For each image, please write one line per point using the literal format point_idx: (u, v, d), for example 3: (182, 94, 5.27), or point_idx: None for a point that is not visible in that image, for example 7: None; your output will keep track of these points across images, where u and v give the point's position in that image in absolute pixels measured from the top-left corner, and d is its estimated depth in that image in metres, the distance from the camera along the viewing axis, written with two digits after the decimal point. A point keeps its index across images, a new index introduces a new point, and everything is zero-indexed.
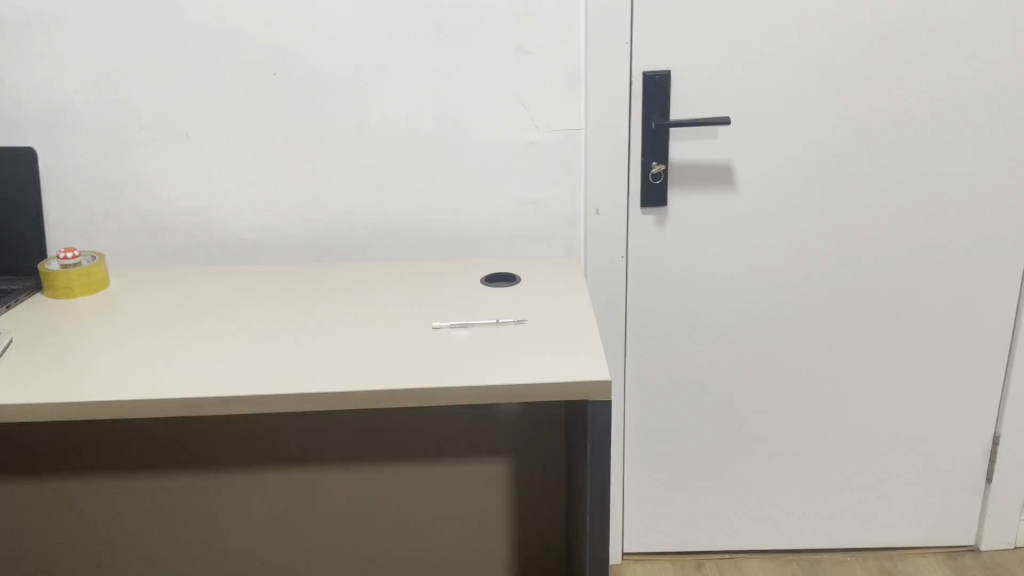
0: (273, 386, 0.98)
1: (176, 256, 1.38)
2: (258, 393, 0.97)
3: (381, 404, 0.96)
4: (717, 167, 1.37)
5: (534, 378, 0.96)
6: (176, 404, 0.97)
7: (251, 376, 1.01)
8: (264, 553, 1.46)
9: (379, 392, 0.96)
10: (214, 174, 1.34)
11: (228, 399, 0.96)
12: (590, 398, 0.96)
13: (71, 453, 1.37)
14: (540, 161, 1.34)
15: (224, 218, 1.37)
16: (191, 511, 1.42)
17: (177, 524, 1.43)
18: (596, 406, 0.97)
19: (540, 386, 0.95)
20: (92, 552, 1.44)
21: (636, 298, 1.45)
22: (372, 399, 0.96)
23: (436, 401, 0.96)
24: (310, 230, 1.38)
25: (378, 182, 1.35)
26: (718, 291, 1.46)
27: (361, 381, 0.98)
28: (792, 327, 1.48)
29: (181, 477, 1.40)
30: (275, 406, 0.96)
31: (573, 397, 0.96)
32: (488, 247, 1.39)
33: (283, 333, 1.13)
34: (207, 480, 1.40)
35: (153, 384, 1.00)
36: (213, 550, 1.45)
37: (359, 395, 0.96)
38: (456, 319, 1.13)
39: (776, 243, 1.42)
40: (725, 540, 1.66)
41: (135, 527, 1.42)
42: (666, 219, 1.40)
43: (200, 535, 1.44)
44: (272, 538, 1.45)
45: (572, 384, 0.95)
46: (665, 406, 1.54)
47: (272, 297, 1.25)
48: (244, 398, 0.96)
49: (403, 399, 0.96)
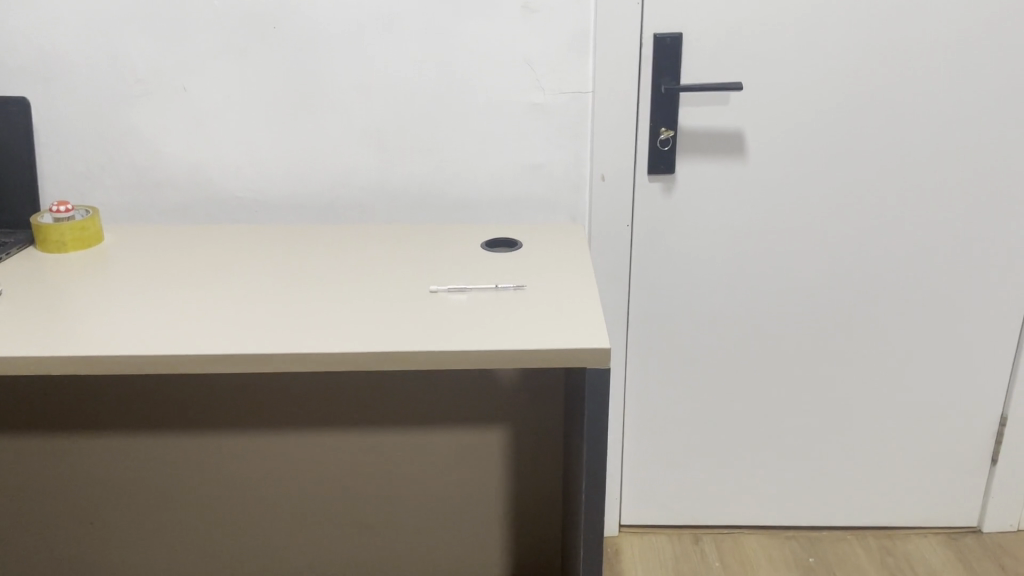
0: (266, 346, 0.95)
1: (174, 213, 1.36)
2: (248, 353, 0.94)
3: (374, 366, 0.94)
4: (727, 133, 1.33)
5: (532, 345, 0.93)
6: (166, 362, 0.95)
7: (244, 335, 0.99)
8: (258, 514, 1.45)
9: (372, 356, 0.93)
10: (211, 129, 1.31)
11: (220, 358, 0.94)
12: (588, 366, 0.93)
13: (63, 411, 1.36)
14: (545, 125, 1.31)
15: (221, 175, 1.34)
16: (184, 472, 1.41)
17: (169, 484, 1.42)
18: (595, 376, 0.94)
19: (537, 353, 0.92)
20: (86, 510, 1.43)
21: (640, 268, 1.42)
22: (366, 361, 0.94)
23: (431, 366, 0.93)
24: (311, 189, 1.35)
25: (378, 143, 1.32)
26: (723, 262, 1.42)
27: (355, 343, 0.95)
28: (797, 300, 1.46)
29: (173, 438, 1.39)
30: (266, 366, 0.94)
31: (570, 365, 0.93)
32: (491, 211, 1.36)
33: (278, 293, 1.10)
34: (201, 441, 1.39)
35: (145, 340, 0.98)
36: (207, 511, 1.44)
37: (350, 358, 0.94)
38: (454, 283, 1.10)
39: (785, 213, 1.39)
40: (723, 515, 1.64)
41: (130, 487, 1.42)
42: (673, 187, 1.36)
43: (193, 496, 1.43)
44: (266, 500, 1.44)
45: (570, 352, 0.92)
46: (665, 380, 1.52)
47: (270, 256, 1.23)
48: (237, 358, 0.94)
49: (396, 363, 0.94)
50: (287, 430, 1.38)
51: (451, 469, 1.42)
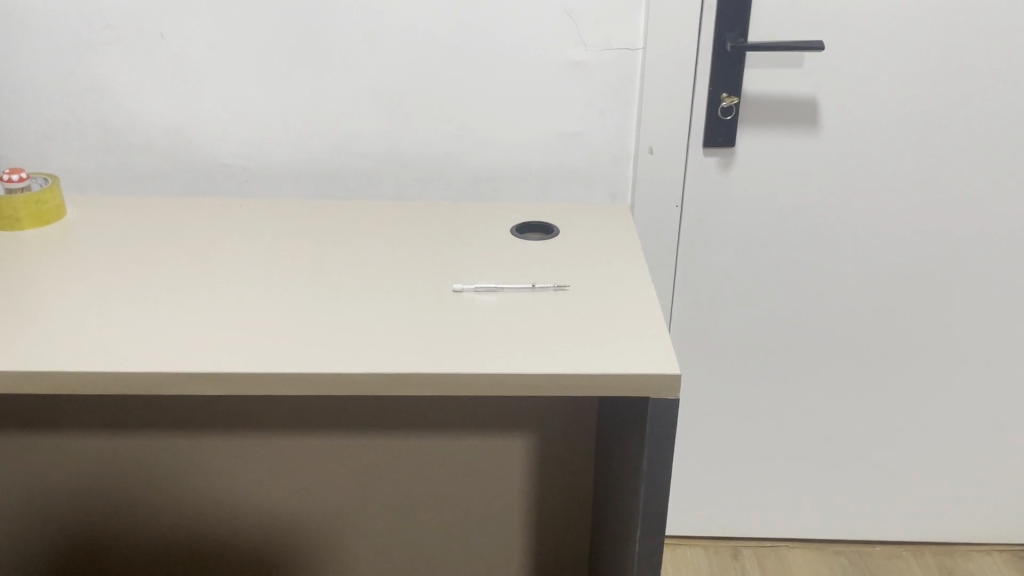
0: (256, 363, 0.78)
1: (155, 184, 1.18)
2: (234, 370, 0.77)
3: (389, 391, 0.77)
4: (799, 101, 1.13)
5: (584, 371, 0.76)
6: (135, 381, 0.77)
7: (230, 345, 0.81)
8: (255, 529, 1.29)
9: (385, 378, 0.76)
10: (192, 84, 1.12)
11: (200, 376, 0.77)
12: (649, 396, 0.76)
13: (30, 411, 1.19)
14: (585, 88, 1.12)
15: (207, 139, 1.15)
16: (168, 481, 1.25)
17: (152, 494, 1.26)
18: (659, 408, 0.76)
19: (590, 380, 0.75)
20: (59, 522, 1.28)
21: (689, 258, 1.25)
22: (379, 384, 0.77)
23: (458, 392, 0.77)
24: (311, 156, 1.16)
25: (390, 102, 1.13)
26: (785, 252, 1.24)
27: (366, 362, 0.78)
28: (867, 298, 1.28)
29: (154, 445, 1.22)
30: (255, 388, 0.77)
31: (630, 394, 0.76)
32: (521, 188, 1.18)
33: (271, 286, 0.93)
34: (185, 448, 1.22)
35: (112, 349, 0.80)
36: (198, 523, 1.29)
37: (359, 380, 0.76)
38: (481, 282, 0.92)
39: (859, 195, 1.20)
40: (766, 526, 1.50)
41: (112, 495, 1.26)
42: (731, 163, 1.17)
43: (184, 505, 1.27)
44: (262, 513, 1.28)
45: (631, 378, 0.75)
46: (707, 383, 1.35)
47: (262, 238, 1.05)
48: (221, 377, 0.77)
49: (415, 388, 0.77)
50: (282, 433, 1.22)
51: (468, 483, 1.26)
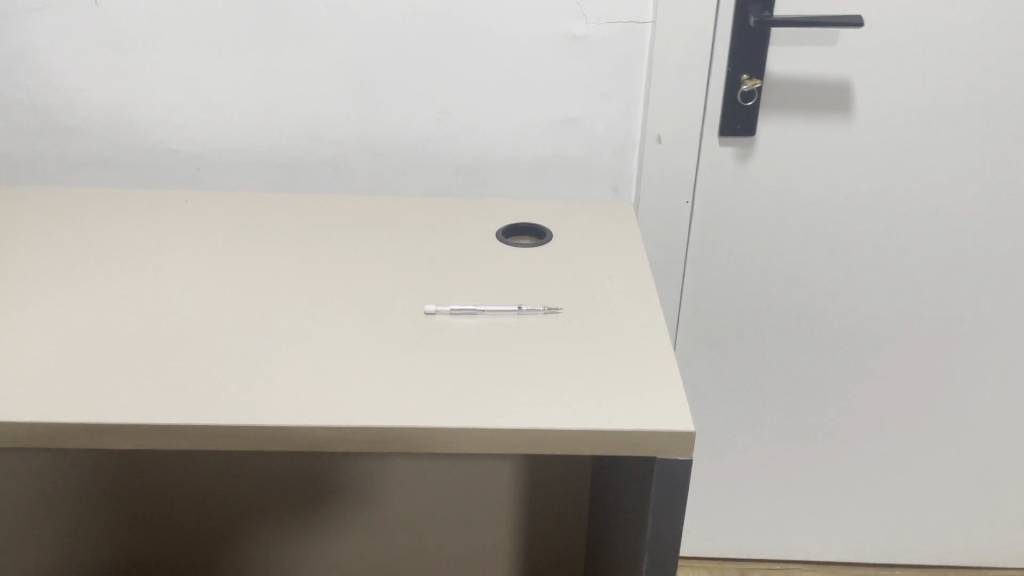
0: (194, 413, 0.65)
1: (97, 172, 1.04)
2: (159, 421, 0.65)
3: (347, 446, 0.65)
4: (832, 84, 0.98)
5: (579, 427, 0.63)
6: (43, 433, 0.65)
7: (164, 388, 0.68)
8: (238, 550, 1.23)
9: (341, 434, 0.64)
10: (135, 58, 0.97)
11: (121, 429, 0.65)
12: (656, 458, 0.64)
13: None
14: (585, 69, 0.97)
15: (151, 120, 1.01)
16: (140, 514, 1.19)
17: (134, 535, 1.20)
18: (667, 472, 0.64)
19: (587, 438, 0.63)
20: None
21: (702, 259, 1.11)
22: (336, 440, 0.65)
23: (428, 449, 0.65)
24: (271, 142, 1.02)
25: (362, 83, 0.98)
26: (810, 256, 1.11)
27: (321, 412, 0.65)
28: (900, 307, 1.15)
29: (127, 480, 1.16)
30: (187, 441, 0.65)
31: (634, 454, 0.64)
32: (512, 182, 1.04)
33: (217, 307, 0.80)
34: (154, 478, 1.16)
35: (22, 392, 0.67)
36: (185, 557, 1.23)
37: (311, 435, 0.64)
38: (459, 302, 0.80)
39: (894, 193, 1.06)
40: (776, 543, 1.39)
41: (95, 538, 1.20)
42: (750, 154, 1.03)
43: (169, 542, 1.21)
44: (246, 534, 1.22)
45: (635, 437, 0.63)
46: (718, 398, 1.23)
47: (210, 241, 0.91)
48: (144, 429, 0.65)
49: (378, 444, 0.65)
50: (254, 458, 1.15)
51: (454, 504, 1.19)
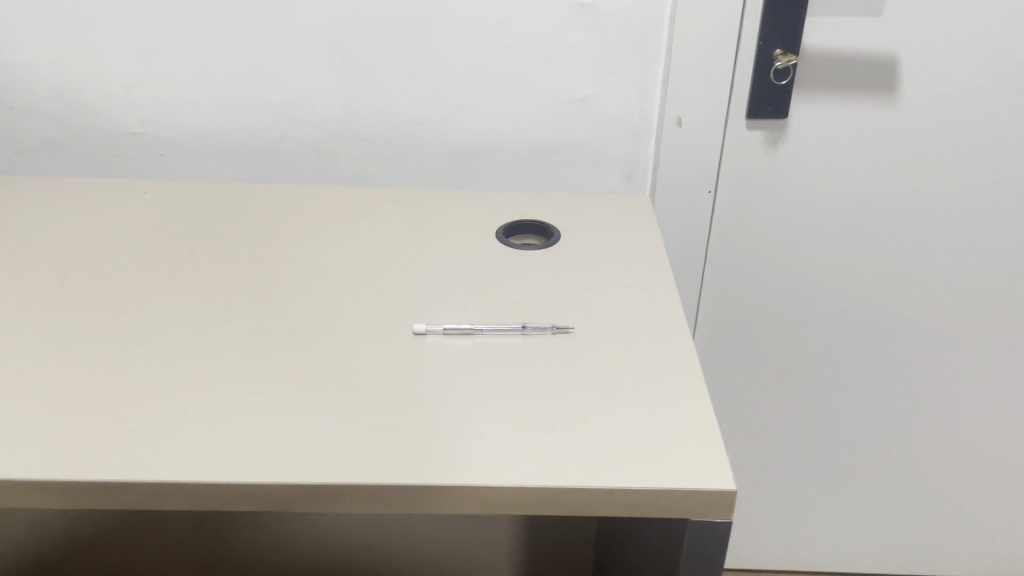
0: (132, 464, 0.54)
1: (48, 156, 0.93)
2: (87, 477, 0.53)
3: (318, 507, 0.54)
4: (877, 60, 0.87)
5: (599, 487, 0.53)
6: None
7: (100, 425, 0.57)
8: None
9: (309, 494, 0.53)
10: (85, 30, 0.86)
11: (41, 487, 0.53)
12: (689, 519, 0.55)
13: None
14: (597, 41, 0.86)
15: (105, 98, 0.90)
16: None
17: None
18: (702, 535, 0.55)
19: (607, 499, 0.53)
20: None
21: (724, 254, 1.00)
22: (305, 502, 0.54)
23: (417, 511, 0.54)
24: (243, 125, 0.91)
25: (347, 60, 0.87)
26: (844, 251, 1.00)
27: (287, 463, 0.54)
28: (940, 307, 1.04)
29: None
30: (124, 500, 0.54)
31: (662, 516, 0.54)
32: (513, 171, 0.93)
33: (168, 320, 0.69)
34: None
35: None
36: None
37: (271, 497, 0.54)
38: (453, 322, 0.69)
39: (939, 182, 0.95)
40: (795, 550, 1.31)
41: None
42: (781, 138, 0.92)
43: None
44: None
45: (666, 499, 0.53)
46: (737, 403, 1.13)
47: (169, 240, 0.80)
48: (69, 487, 0.53)
49: (356, 506, 0.54)
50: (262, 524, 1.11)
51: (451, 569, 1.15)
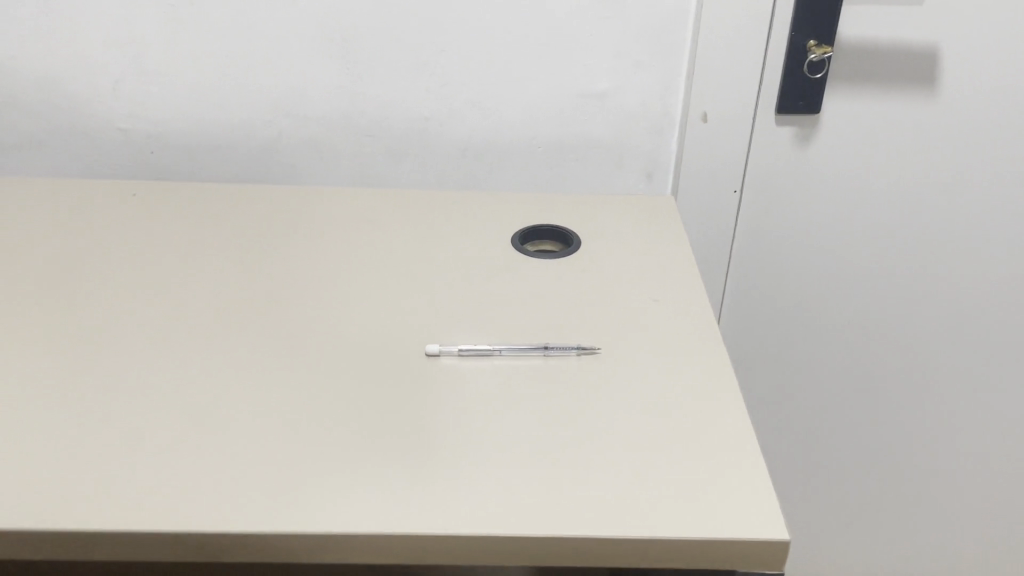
0: (118, 508, 0.49)
1: (32, 155, 0.88)
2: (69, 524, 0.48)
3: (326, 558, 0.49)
4: (916, 51, 0.81)
5: (637, 538, 0.48)
6: None
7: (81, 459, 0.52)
8: None
9: (316, 546, 0.48)
10: (68, 20, 0.80)
11: (18, 536, 0.48)
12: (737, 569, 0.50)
13: None
14: (618, 31, 0.80)
15: (91, 93, 0.84)
16: None
17: None
18: None
19: (646, 550, 0.48)
20: None
21: (748, 256, 0.95)
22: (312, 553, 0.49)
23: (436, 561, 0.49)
24: (239, 122, 0.86)
25: (350, 53, 0.81)
26: (874, 253, 0.95)
27: (291, 508, 0.49)
28: (973, 310, 0.99)
29: None
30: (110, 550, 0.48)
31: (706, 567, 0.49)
32: (526, 168, 0.88)
33: (159, 336, 0.63)
34: None
35: None
36: None
37: (272, 547, 0.48)
38: (469, 342, 0.63)
39: (977, 181, 0.90)
40: (814, 559, 1.26)
41: None
42: (812, 134, 0.86)
43: None
44: None
45: (711, 550, 0.48)
46: (758, 409, 1.08)
47: (161, 245, 0.74)
48: (50, 536, 0.48)
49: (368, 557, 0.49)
50: None
51: None
